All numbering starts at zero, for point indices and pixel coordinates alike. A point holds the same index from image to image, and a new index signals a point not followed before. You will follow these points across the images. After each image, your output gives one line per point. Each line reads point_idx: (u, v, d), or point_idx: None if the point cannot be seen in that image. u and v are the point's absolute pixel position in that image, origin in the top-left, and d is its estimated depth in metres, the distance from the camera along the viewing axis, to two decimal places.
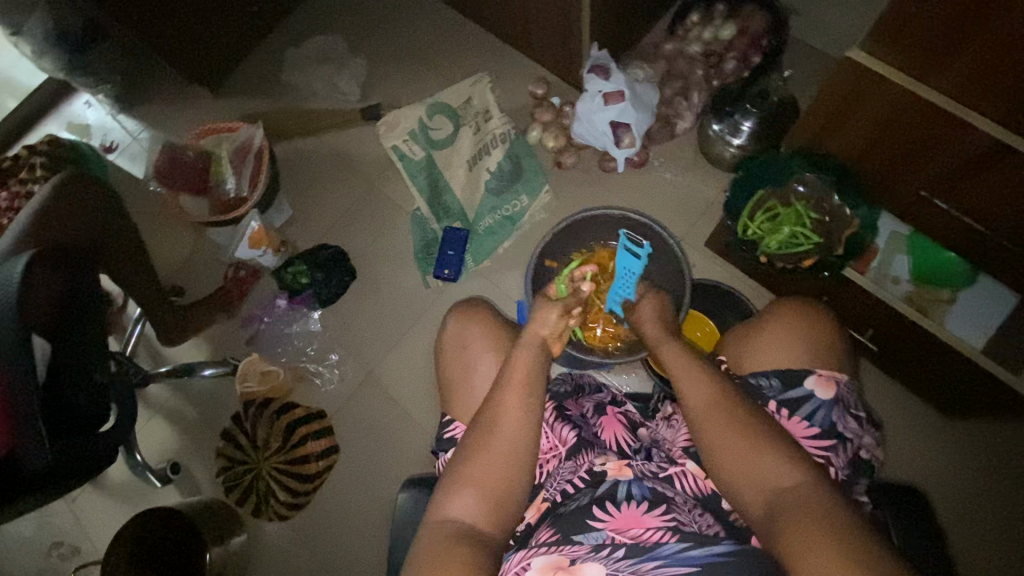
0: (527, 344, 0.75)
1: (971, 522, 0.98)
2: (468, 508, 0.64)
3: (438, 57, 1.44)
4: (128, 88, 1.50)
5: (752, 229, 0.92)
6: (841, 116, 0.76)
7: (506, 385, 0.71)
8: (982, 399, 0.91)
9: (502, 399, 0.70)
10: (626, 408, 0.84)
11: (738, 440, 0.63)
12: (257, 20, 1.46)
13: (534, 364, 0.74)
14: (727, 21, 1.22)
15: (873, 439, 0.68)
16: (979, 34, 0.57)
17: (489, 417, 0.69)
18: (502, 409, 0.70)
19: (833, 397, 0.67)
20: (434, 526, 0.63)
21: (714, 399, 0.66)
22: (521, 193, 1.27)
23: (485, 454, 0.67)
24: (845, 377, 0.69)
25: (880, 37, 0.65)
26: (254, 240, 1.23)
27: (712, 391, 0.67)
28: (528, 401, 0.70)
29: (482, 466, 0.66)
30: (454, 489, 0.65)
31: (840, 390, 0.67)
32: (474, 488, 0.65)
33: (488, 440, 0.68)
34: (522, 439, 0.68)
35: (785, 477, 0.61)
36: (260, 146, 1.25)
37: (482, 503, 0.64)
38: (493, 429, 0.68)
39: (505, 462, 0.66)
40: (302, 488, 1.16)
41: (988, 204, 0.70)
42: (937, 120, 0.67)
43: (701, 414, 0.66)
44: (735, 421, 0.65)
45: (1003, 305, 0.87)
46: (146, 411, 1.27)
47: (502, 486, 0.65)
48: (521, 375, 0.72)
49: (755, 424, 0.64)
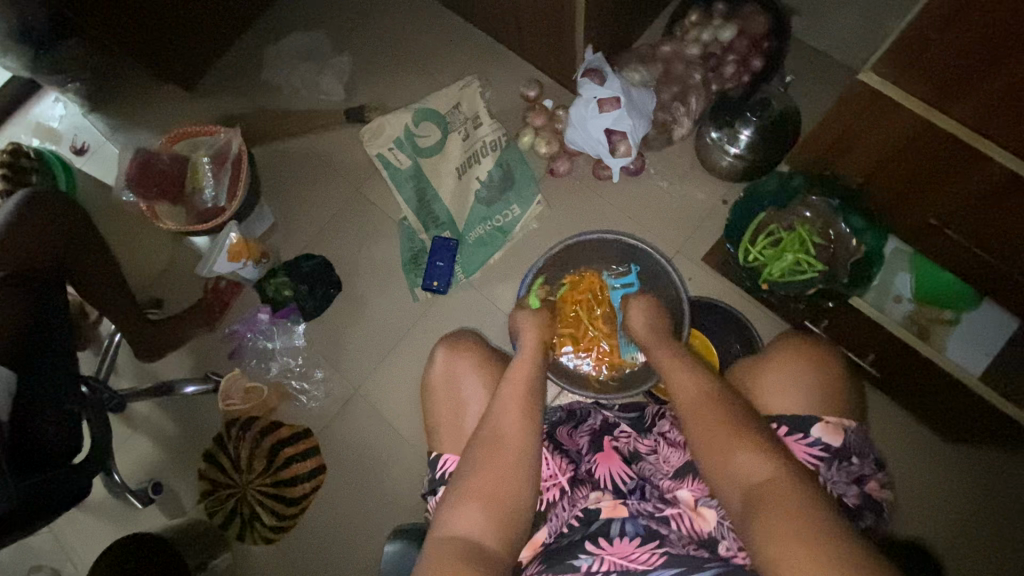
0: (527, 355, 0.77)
1: (969, 544, 0.97)
2: (471, 522, 0.60)
3: (426, 55, 1.37)
4: (99, 86, 1.42)
5: (754, 255, 0.86)
6: (851, 139, 0.73)
7: (509, 400, 0.70)
8: (983, 424, 0.89)
9: (506, 413, 0.69)
10: (620, 433, 0.80)
11: (720, 433, 0.61)
12: (233, 14, 1.38)
13: (531, 373, 0.74)
14: (727, 22, 1.17)
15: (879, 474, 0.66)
16: (1005, 65, 0.53)
17: (493, 432, 0.67)
18: (506, 424, 0.68)
19: (841, 440, 0.65)
20: (438, 544, 0.59)
21: (704, 395, 0.66)
22: (513, 203, 1.23)
23: (489, 466, 0.64)
24: (853, 423, 0.66)
25: (896, 60, 0.60)
26: (233, 253, 1.14)
27: (701, 388, 0.67)
28: (529, 411, 0.69)
29: (487, 479, 0.64)
30: (458, 503, 0.62)
31: (848, 437, 0.65)
32: (478, 502, 0.62)
33: (492, 453, 0.66)
34: (527, 450, 0.66)
35: (760, 466, 0.57)
36: (238, 151, 1.18)
37: (487, 514, 0.61)
38: (498, 442, 0.66)
39: (509, 473, 0.64)
40: (288, 511, 1.13)
41: (1002, 236, 0.68)
42: (954, 148, 0.63)
43: (690, 411, 0.65)
44: (719, 413, 0.63)
45: (1001, 330, 0.86)
46: (125, 429, 1.22)
47: (505, 499, 0.63)
48: (522, 386, 0.72)
49: (741, 416, 0.62)
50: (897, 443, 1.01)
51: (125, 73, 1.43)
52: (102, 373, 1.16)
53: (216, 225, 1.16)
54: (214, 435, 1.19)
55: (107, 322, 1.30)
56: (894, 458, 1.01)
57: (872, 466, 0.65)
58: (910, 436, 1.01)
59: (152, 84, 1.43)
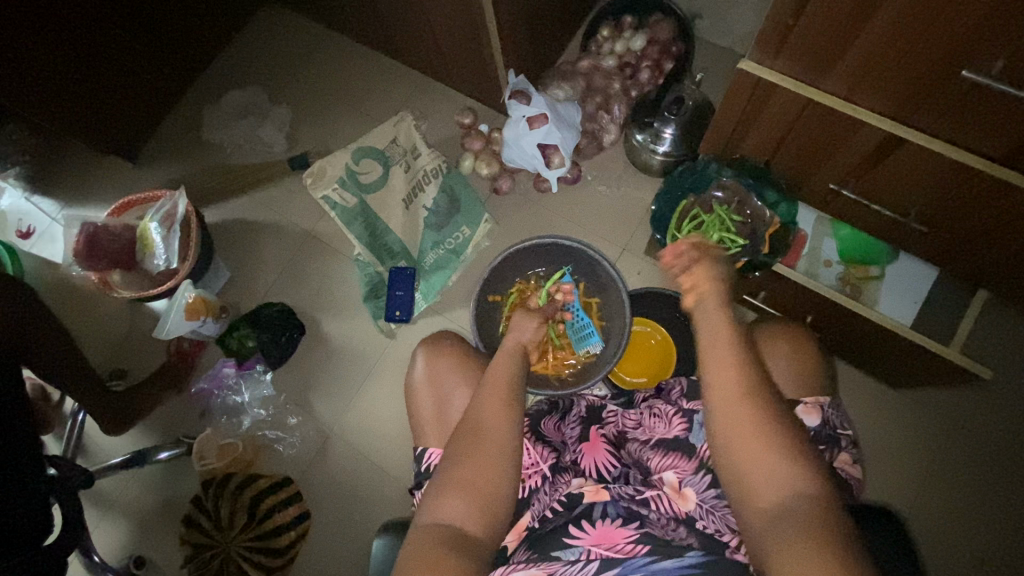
0: (507, 354, 0.76)
1: (925, 483, 1.04)
2: (456, 512, 0.63)
3: (361, 97, 1.43)
4: (41, 168, 1.43)
5: (680, 239, 0.91)
6: (748, 123, 0.80)
7: (491, 397, 0.71)
8: (915, 369, 0.95)
9: (485, 409, 0.70)
10: (607, 415, 0.82)
11: (752, 439, 0.58)
12: (168, 82, 1.41)
13: (510, 370, 0.75)
14: (635, 33, 1.25)
15: (852, 456, 0.70)
16: (854, 39, 0.61)
17: (474, 425, 0.69)
18: (486, 417, 0.69)
19: (818, 421, 0.70)
20: (422, 532, 0.62)
21: (741, 394, 0.61)
22: (462, 225, 1.27)
23: (473, 456, 0.66)
24: (829, 400, 0.72)
25: (767, 48, 0.68)
26: (192, 310, 1.15)
27: (737, 385, 0.61)
28: (510, 406, 0.71)
29: (470, 470, 0.65)
30: (444, 495, 0.64)
31: (825, 414, 0.70)
32: (462, 493, 0.64)
33: (474, 446, 0.67)
34: (511, 436, 0.69)
35: (785, 487, 0.56)
36: (185, 213, 1.19)
37: (473, 506, 0.63)
38: (480, 434, 0.68)
39: (490, 465, 0.66)
40: (275, 562, 1.11)
41: (890, 190, 0.76)
42: (832, 117, 0.71)
43: (721, 410, 0.61)
44: (753, 413, 0.59)
45: (923, 278, 0.93)
46: (99, 507, 1.19)
47: (489, 490, 0.64)
48: (502, 383, 0.73)
49: (777, 427, 0.58)
50: (845, 399, 1.09)
51: (66, 152, 1.44)
52: (69, 453, 1.14)
53: (172, 287, 1.17)
54: (191, 498, 1.18)
55: (70, 400, 1.28)
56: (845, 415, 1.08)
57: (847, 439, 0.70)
58: (854, 390, 1.09)
59: (94, 158, 1.44)
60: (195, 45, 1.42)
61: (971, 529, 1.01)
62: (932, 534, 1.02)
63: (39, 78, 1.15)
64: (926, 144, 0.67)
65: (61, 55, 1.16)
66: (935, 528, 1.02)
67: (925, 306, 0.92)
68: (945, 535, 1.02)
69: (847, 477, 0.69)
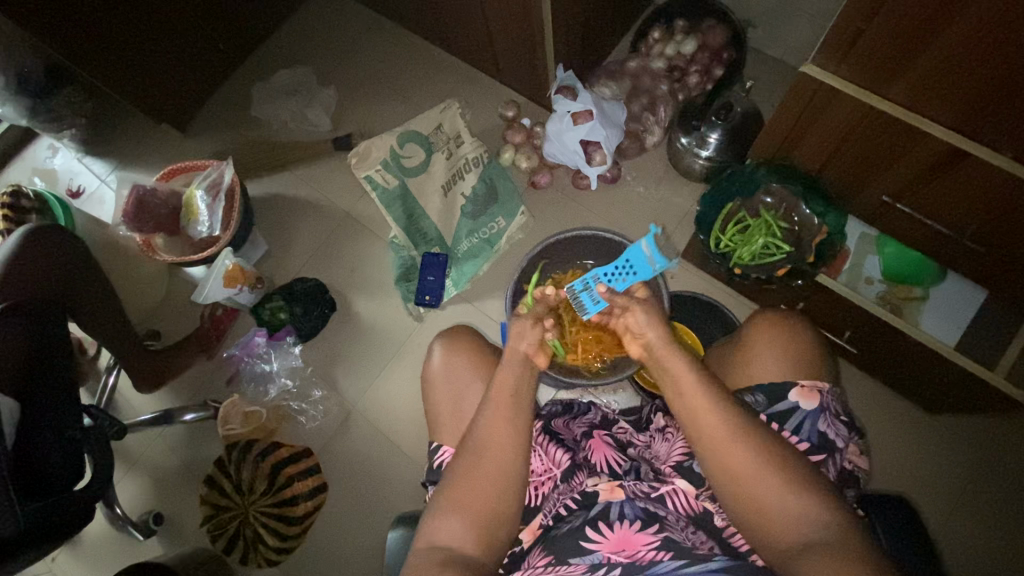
0: (510, 365, 0.69)
1: (957, 513, 1.02)
2: (454, 533, 0.59)
3: (408, 83, 1.45)
4: (97, 132, 1.48)
5: (724, 242, 0.96)
6: (802, 127, 0.79)
7: (494, 409, 0.66)
8: (954, 393, 0.94)
9: (489, 427, 0.65)
10: (618, 427, 0.77)
11: (768, 487, 0.56)
12: (222, 56, 1.45)
13: (517, 381, 0.68)
14: (687, 36, 1.25)
15: (858, 447, 0.68)
16: (926, 47, 0.60)
17: (480, 437, 0.65)
18: (496, 438, 0.64)
19: (817, 407, 0.66)
20: (418, 555, 0.59)
21: (732, 439, 0.59)
22: (498, 215, 1.28)
23: (478, 482, 0.62)
24: (827, 385, 0.69)
25: (830, 53, 0.67)
26: (229, 278, 1.15)
27: (716, 411, 0.60)
28: (517, 419, 0.66)
29: (470, 491, 0.61)
30: (444, 513, 0.60)
31: (823, 399, 0.66)
32: (462, 513, 0.60)
33: (480, 459, 0.63)
34: (518, 455, 0.64)
35: (784, 503, 0.56)
36: (230, 183, 1.20)
37: (476, 527, 0.60)
38: (484, 450, 0.64)
39: (495, 485, 0.62)
40: (291, 530, 1.13)
41: (945, 206, 0.75)
42: (896, 129, 0.70)
43: (708, 435, 0.60)
44: (736, 436, 0.59)
45: (971, 301, 0.91)
46: (123, 462, 1.23)
47: (496, 503, 0.61)
48: (514, 396, 0.67)
49: (767, 451, 0.58)
50: (876, 420, 1.08)
51: (121, 118, 1.49)
52: (101, 407, 1.17)
53: (213, 254, 1.19)
54: (212, 460, 1.20)
55: (106, 355, 1.33)
56: (869, 433, 1.07)
57: (851, 435, 0.67)
58: (887, 411, 1.08)
59: (147, 126, 1.49)
60: (250, 22, 1.45)
61: (998, 558, 0.99)
62: (959, 562, 0.99)
63: (102, 41, 1.19)
64: (990, 160, 0.65)
65: (121, 21, 1.19)
66: (964, 560, 0.99)
67: (969, 329, 0.89)
68: (977, 568, 0.99)
69: (854, 469, 0.67)
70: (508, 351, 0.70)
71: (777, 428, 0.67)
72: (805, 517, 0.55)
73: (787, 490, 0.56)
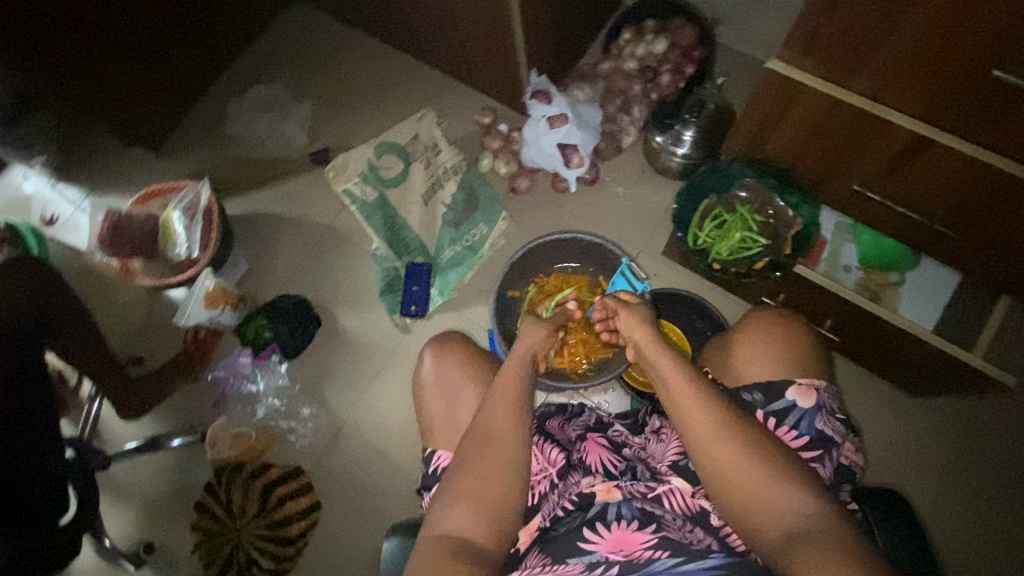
0: (516, 364, 0.69)
1: (945, 493, 1.03)
2: (463, 523, 0.59)
3: (383, 94, 1.45)
4: (69, 158, 1.46)
5: (702, 238, 0.97)
6: (773, 121, 0.80)
7: (495, 407, 0.66)
8: (936, 376, 0.95)
9: (484, 431, 0.65)
10: (614, 430, 0.76)
11: (756, 472, 0.58)
12: (193, 75, 1.43)
13: (521, 378, 0.68)
14: (658, 36, 1.26)
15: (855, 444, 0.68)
16: (885, 40, 0.62)
17: (475, 442, 0.64)
18: (491, 441, 0.64)
19: (815, 405, 0.67)
20: (432, 543, 0.58)
21: (715, 425, 0.60)
22: (480, 222, 1.28)
23: (474, 488, 0.61)
24: (824, 382, 0.69)
25: (794, 48, 0.68)
26: (210, 298, 1.18)
27: (699, 400, 0.62)
28: (517, 418, 0.65)
29: (465, 500, 0.60)
30: (454, 504, 0.60)
31: (820, 397, 0.67)
32: (457, 521, 0.59)
33: (477, 463, 0.63)
34: (518, 456, 0.64)
35: (774, 495, 0.56)
36: (207, 203, 1.19)
37: (483, 525, 0.59)
38: (482, 453, 0.63)
39: (493, 488, 0.61)
40: (285, 552, 1.12)
41: (914, 193, 0.77)
42: (862, 121, 0.72)
43: (694, 422, 0.61)
44: (720, 422, 0.60)
45: (948, 288, 0.93)
46: (110, 491, 1.20)
47: (490, 513, 0.60)
48: (515, 393, 0.67)
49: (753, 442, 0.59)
50: (863, 405, 1.09)
51: (92, 142, 1.47)
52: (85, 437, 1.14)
53: (191, 275, 1.17)
54: (201, 485, 1.18)
55: (86, 385, 1.30)
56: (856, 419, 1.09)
57: (849, 434, 0.67)
58: (873, 396, 1.10)
59: (119, 149, 1.47)
60: (220, 40, 1.44)
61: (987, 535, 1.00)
62: (951, 542, 1.01)
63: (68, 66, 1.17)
64: (952, 146, 0.67)
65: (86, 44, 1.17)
66: (954, 539, 1.01)
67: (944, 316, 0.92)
68: (967, 545, 1.01)
69: (851, 466, 0.67)
70: (517, 349, 0.71)
71: (775, 424, 0.67)
72: (794, 509, 0.55)
73: (774, 479, 0.57)
